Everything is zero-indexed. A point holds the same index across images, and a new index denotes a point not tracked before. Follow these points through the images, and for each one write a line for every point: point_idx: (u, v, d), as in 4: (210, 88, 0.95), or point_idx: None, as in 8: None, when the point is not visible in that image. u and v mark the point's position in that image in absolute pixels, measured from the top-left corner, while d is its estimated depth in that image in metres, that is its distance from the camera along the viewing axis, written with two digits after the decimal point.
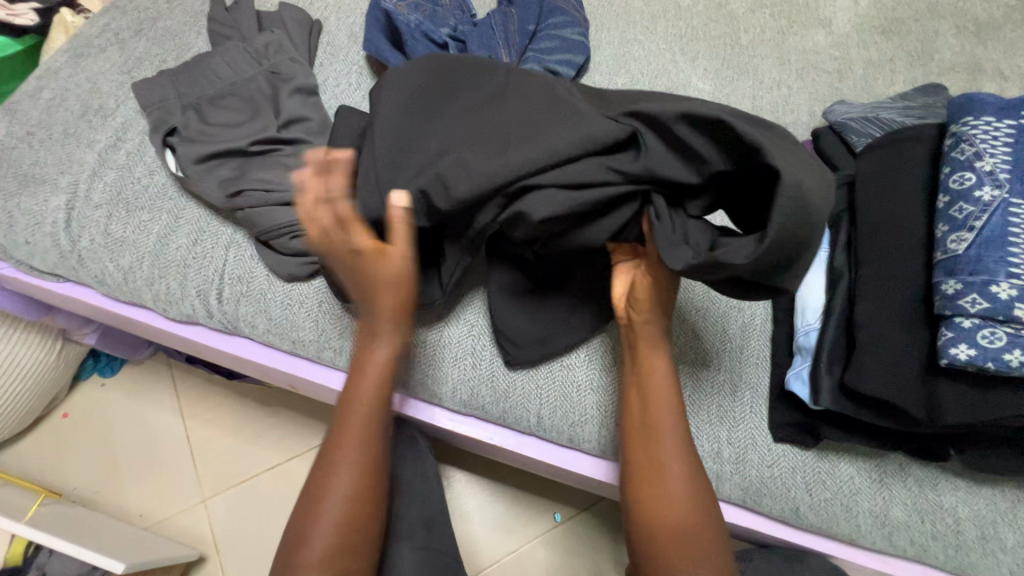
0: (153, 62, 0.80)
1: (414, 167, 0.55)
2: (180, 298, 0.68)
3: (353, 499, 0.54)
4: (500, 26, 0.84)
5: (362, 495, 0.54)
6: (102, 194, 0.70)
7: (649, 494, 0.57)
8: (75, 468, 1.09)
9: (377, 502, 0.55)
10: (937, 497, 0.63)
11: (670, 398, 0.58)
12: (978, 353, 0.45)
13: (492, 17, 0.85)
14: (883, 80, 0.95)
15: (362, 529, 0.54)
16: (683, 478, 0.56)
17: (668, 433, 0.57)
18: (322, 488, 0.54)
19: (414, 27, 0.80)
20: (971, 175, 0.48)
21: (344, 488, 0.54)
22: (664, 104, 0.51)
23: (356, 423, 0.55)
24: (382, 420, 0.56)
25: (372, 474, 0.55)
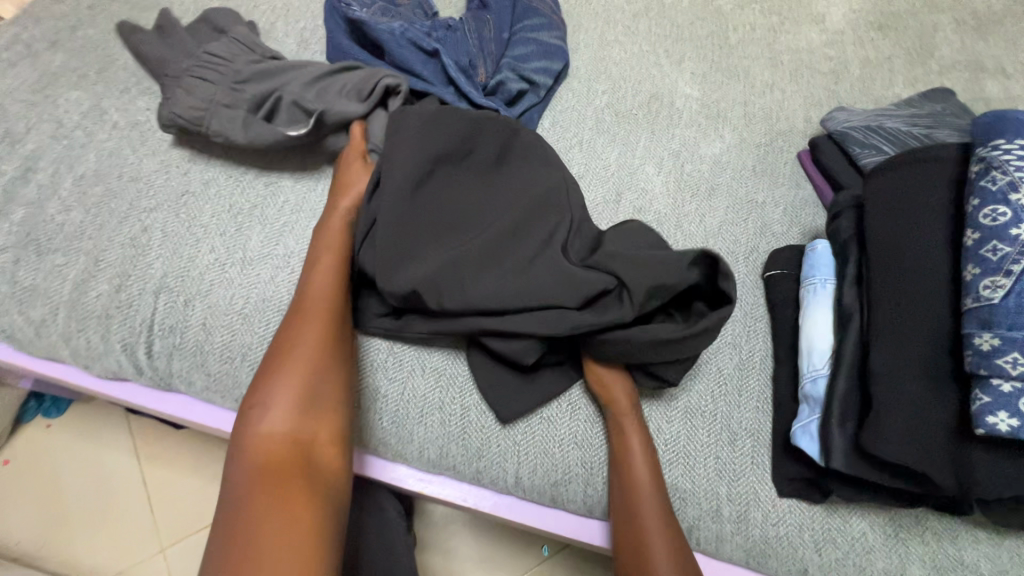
0: (71, 77, 0.70)
1: (415, 266, 0.56)
2: (103, 354, 0.60)
3: (298, 398, 0.51)
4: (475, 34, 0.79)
5: (310, 408, 0.51)
6: (8, 235, 0.61)
7: None
8: (18, 520, 1.00)
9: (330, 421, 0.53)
10: (958, 553, 0.57)
11: (645, 480, 0.54)
12: (1021, 423, 0.39)
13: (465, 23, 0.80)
14: (882, 80, 0.88)
15: (312, 444, 0.50)
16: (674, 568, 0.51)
17: (646, 513, 0.53)
18: (266, 392, 0.51)
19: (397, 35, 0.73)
20: (1006, 209, 0.42)
21: (293, 377, 0.52)
22: (636, 266, 0.53)
23: (303, 328, 0.54)
24: (335, 348, 0.55)
25: (317, 398, 0.52)
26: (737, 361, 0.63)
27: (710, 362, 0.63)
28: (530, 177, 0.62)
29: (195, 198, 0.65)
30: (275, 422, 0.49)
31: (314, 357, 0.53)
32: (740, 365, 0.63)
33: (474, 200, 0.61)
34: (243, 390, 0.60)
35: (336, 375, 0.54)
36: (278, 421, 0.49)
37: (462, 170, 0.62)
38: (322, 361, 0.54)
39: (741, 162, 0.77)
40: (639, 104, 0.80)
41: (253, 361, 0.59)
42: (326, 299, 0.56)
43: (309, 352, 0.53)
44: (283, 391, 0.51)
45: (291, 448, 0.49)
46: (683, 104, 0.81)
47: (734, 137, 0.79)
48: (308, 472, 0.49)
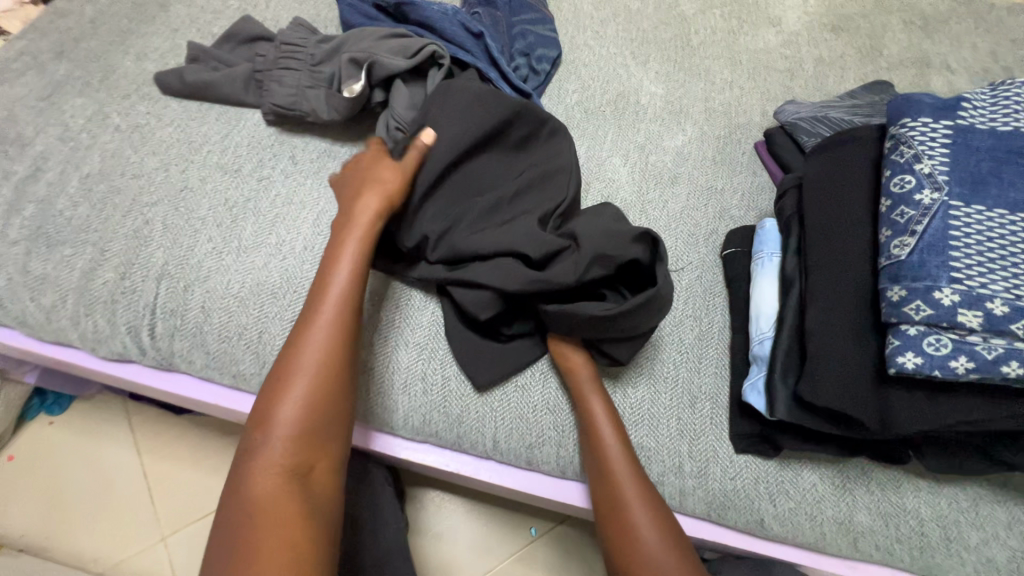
0: (75, 85, 0.76)
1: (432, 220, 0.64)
2: (109, 336, 0.64)
3: (306, 406, 0.52)
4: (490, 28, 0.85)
5: (316, 414, 0.52)
6: (20, 229, 0.66)
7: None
8: (21, 513, 1.03)
9: (333, 424, 0.53)
10: (900, 500, 0.62)
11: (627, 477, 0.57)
12: (924, 361, 0.43)
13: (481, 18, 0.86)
14: (835, 77, 0.95)
15: (314, 454, 0.51)
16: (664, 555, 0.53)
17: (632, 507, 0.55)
18: (277, 394, 0.52)
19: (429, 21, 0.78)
20: (911, 178, 0.47)
21: (306, 383, 0.52)
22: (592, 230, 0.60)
23: (309, 337, 0.54)
24: (347, 351, 0.55)
25: (325, 411, 0.53)
26: (697, 331, 0.68)
27: (672, 332, 0.68)
28: (548, 159, 0.70)
29: (193, 193, 0.70)
30: (277, 450, 0.50)
31: (325, 366, 0.53)
32: (699, 335, 0.68)
33: (491, 175, 0.67)
34: (239, 367, 0.64)
35: (342, 386, 0.54)
36: (289, 422, 0.51)
37: (492, 151, 0.68)
38: (332, 366, 0.54)
39: (702, 153, 0.83)
40: (607, 102, 0.86)
41: (249, 340, 0.64)
42: (340, 303, 0.56)
43: (318, 358, 0.54)
44: (293, 396, 0.52)
45: (292, 462, 0.50)
46: (648, 101, 0.87)
47: (695, 131, 0.85)
48: (307, 487, 0.50)
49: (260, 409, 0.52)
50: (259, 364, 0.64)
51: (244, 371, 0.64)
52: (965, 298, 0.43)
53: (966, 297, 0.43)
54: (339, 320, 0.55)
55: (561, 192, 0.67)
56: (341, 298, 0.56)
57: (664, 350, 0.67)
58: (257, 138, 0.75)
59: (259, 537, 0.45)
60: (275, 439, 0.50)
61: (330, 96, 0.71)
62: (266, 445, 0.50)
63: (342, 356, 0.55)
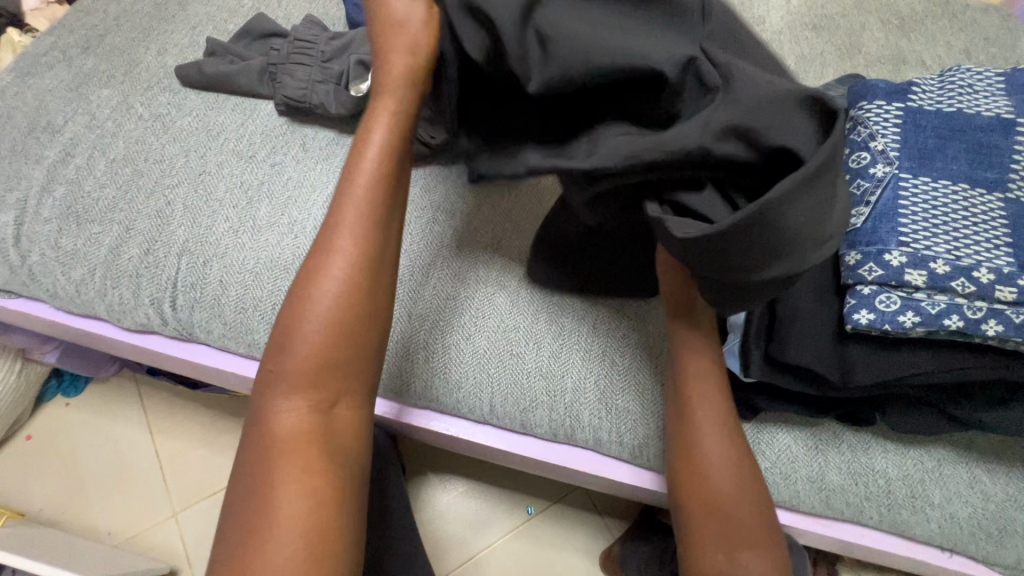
0: (101, 77, 0.81)
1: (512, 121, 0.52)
2: (134, 308, 0.69)
3: (327, 350, 0.52)
4: None
5: (334, 362, 0.52)
6: (52, 209, 0.71)
7: (698, 488, 0.57)
8: (40, 488, 1.08)
9: (356, 370, 0.54)
10: (869, 461, 0.67)
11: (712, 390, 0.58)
12: (876, 317, 0.48)
13: None
14: (814, 73, 1.00)
15: (333, 401, 0.53)
16: (729, 469, 0.56)
17: (705, 416, 0.57)
18: (294, 334, 0.52)
19: None
20: (867, 154, 0.53)
21: (320, 330, 0.52)
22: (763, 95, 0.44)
23: (325, 279, 0.53)
24: (367, 299, 0.54)
25: (345, 359, 0.53)
26: None
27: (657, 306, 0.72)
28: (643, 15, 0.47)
29: (211, 176, 0.75)
30: (295, 401, 0.51)
31: (342, 311, 0.53)
32: None
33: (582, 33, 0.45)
34: (254, 336, 0.69)
35: (364, 334, 0.54)
36: (304, 368, 0.52)
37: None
38: (351, 311, 0.53)
39: None
40: None
41: (263, 311, 0.69)
42: (360, 246, 0.54)
43: (337, 306, 0.52)
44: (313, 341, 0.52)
45: (312, 406, 0.52)
46: None
47: None
48: (327, 431, 0.52)
49: (280, 351, 0.53)
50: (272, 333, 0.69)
51: (258, 340, 0.69)
52: (912, 259, 0.48)
53: (912, 258, 0.48)
54: (360, 259, 0.54)
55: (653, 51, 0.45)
56: (354, 243, 0.54)
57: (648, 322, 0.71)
58: (270, 126, 0.80)
59: (274, 477, 0.48)
60: (294, 380, 0.51)
61: (338, 92, 0.77)
62: (285, 377, 0.52)
63: (361, 304, 0.53)
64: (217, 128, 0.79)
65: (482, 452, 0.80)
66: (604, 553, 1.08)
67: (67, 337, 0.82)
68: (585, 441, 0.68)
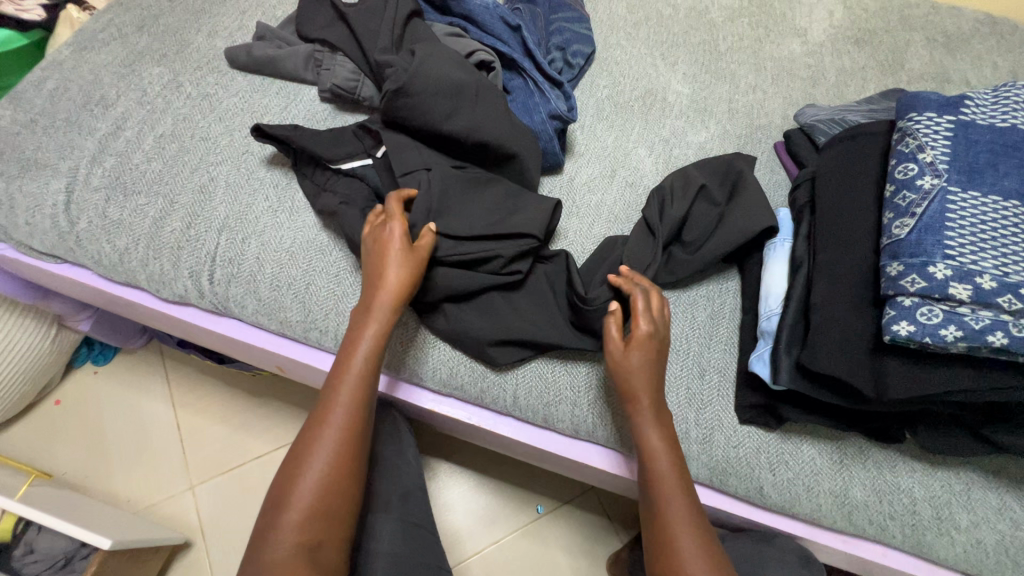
0: (153, 56, 0.84)
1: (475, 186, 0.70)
2: (173, 279, 0.71)
3: (323, 481, 0.54)
4: (530, 24, 0.91)
5: (334, 490, 0.55)
6: (102, 178, 0.73)
7: None
8: (64, 451, 1.11)
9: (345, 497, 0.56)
10: (895, 479, 0.66)
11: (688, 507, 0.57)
12: (917, 329, 0.48)
13: (522, 14, 0.91)
14: (855, 87, 0.99)
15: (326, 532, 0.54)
16: None
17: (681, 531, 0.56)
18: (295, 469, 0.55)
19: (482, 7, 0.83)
20: (914, 166, 0.52)
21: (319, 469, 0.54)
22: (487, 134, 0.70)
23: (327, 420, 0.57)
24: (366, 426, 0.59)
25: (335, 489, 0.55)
26: (710, 310, 0.72)
27: (686, 309, 0.72)
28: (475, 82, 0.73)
29: (253, 156, 0.77)
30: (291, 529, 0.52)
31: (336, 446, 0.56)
32: (712, 312, 0.72)
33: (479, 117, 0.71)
34: (286, 314, 0.70)
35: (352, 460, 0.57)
36: (307, 502, 0.53)
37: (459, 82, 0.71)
38: (353, 444, 0.57)
39: (722, 150, 0.88)
40: (635, 98, 0.92)
41: (297, 290, 0.70)
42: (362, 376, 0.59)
43: (340, 441, 0.56)
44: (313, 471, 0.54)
45: (315, 528, 0.53)
46: (674, 99, 0.93)
47: (718, 129, 0.90)
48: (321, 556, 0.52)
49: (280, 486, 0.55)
50: (304, 312, 0.70)
51: (290, 318, 0.70)
52: (957, 272, 0.48)
53: (957, 272, 0.48)
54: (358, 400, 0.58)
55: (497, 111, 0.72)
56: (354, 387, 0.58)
57: (679, 326, 0.71)
58: (313, 111, 0.82)
59: None
60: (292, 516, 0.53)
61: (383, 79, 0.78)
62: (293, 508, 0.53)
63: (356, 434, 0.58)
64: (261, 110, 0.81)
65: (500, 444, 0.80)
66: (611, 558, 1.07)
67: (103, 304, 0.84)
68: (607, 440, 0.68)
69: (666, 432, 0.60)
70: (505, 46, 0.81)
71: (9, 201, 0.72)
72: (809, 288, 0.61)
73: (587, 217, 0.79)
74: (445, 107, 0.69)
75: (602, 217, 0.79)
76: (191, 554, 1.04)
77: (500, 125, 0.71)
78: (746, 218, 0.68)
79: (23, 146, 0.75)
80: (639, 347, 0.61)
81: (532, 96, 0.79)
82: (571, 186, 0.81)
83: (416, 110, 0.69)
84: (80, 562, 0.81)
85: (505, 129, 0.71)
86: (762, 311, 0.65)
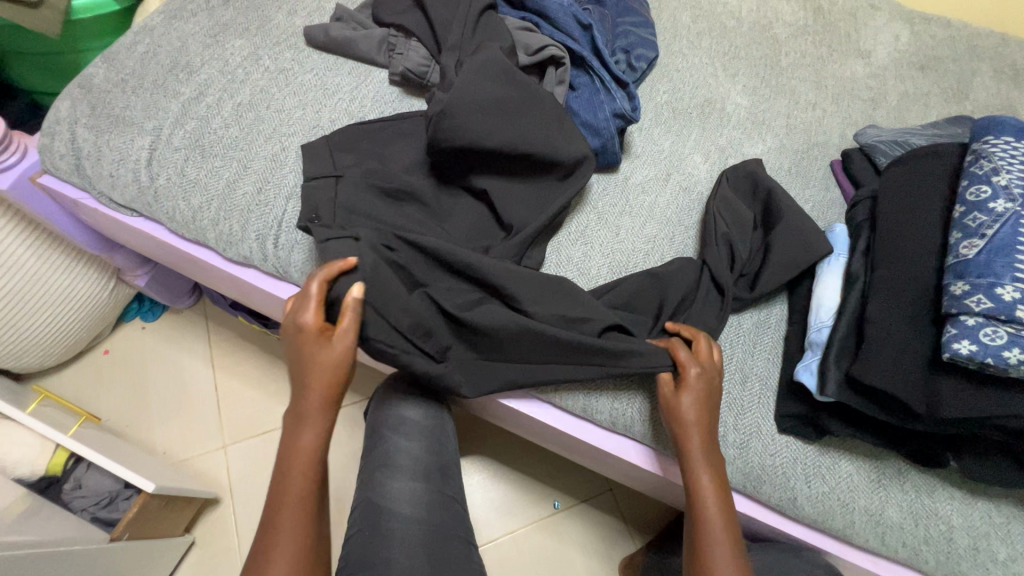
0: (237, 29, 0.88)
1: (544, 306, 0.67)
2: (239, 240, 0.74)
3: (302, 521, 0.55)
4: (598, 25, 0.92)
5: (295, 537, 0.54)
6: (182, 139, 0.77)
7: None
8: (109, 399, 1.15)
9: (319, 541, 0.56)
10: (933, 504, 0.65)
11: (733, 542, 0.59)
12: (979, 348, 0.48)
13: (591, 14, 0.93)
14: (916, 112, 0.98)
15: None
16: None
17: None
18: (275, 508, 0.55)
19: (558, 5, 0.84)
20: (987, 188, 0.52)
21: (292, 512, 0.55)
22: (534, 145, 0.70)
23: (290, 464, 0.58)
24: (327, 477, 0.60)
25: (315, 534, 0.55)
26: (756, 318, 0.72)
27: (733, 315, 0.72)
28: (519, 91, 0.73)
29: (323, 131, 0.80)
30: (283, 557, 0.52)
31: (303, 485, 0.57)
32: (758, 320, 0.72)
33: (521, 131, 0.71)
34: None
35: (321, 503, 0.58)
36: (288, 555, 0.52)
37: (502, 93, 0.71)
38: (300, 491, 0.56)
39: (777, 163, 0.88)
40: (694, 106, 0.93)
41: None
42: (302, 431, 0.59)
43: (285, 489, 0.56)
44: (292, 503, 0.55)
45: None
46: (732, 110, 0.93)
47: (775, 142, 0.90)
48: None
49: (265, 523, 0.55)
50: None
51: None
52: None
53: None
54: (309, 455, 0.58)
55: (543, 117, 0.72)
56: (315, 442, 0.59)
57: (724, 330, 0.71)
58: (382, 93, 0.85)
59: None
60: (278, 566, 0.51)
61: None
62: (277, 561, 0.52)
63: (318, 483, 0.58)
64: (332, 87, 0.84)
65: (529, 429, 0.82)
66: (624, 560, 1.08)
67: (166, 259, 0.88)
68: (644, 434, 0.69)
69: (716, 479, 0.61)
70: (575, 43, 0.82)
71: (97, 153, 0.77)
72: (862, 303, 0.61)
73: (640, 216, 0.80)
74: (490, 123, 0.70)
75: (655, 218, 0.80)
76: (219, 510, 1.08)
77: (545, 133, 0.71)
78: (800, 235, 0.69)
79: (113, 103, 0.79)
80: (689, 392, 0.61)
81: (598, 94, 0.80)
82: (625, 186, 0.82)
83: (461, 126, 0.69)
84: (123, 503, 0.86)
85: (548, 141, 0.71)
86: (811, 321, 0.65)
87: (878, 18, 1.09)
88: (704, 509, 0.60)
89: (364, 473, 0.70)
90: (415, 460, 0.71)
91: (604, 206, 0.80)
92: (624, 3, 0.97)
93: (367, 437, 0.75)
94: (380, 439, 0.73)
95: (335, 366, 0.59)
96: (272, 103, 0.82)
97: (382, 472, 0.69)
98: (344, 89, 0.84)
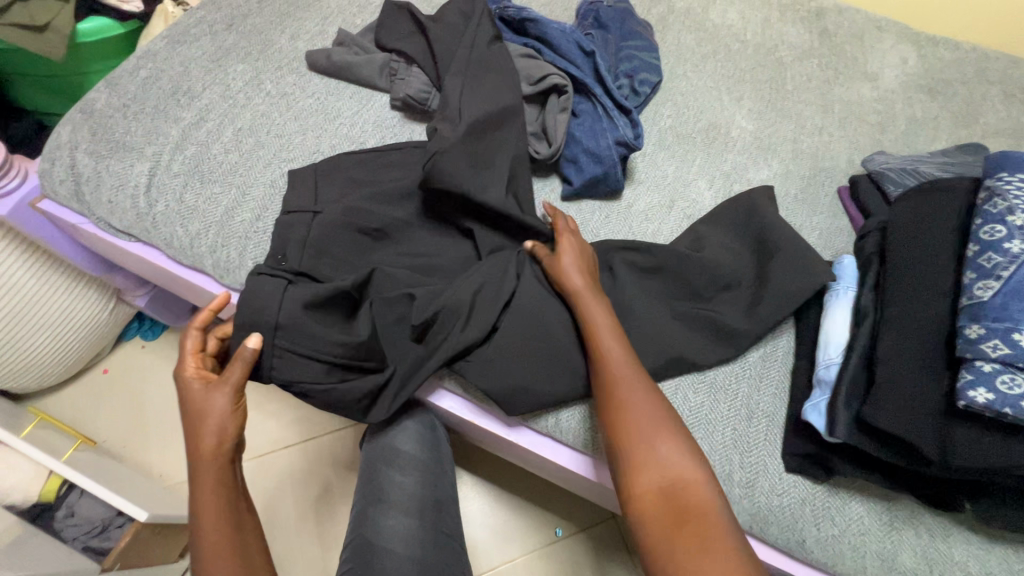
0: (240, 53, 0.88)
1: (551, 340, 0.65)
2: (236, 267, 0.73)
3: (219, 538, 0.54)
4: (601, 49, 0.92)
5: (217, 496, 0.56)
6: (181, 165, 0.77)
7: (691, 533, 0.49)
8: (106, 419, 1.14)
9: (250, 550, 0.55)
10: (948, 550, 0.63)
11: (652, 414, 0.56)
12: (996, 397, 0.46)
13: (594, 39, 0.92)
14: (925, 137, 0.96)
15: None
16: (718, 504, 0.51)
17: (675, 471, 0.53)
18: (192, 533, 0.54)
19: (562, 32, 0.84)
20: (1002, 228, 0.51)
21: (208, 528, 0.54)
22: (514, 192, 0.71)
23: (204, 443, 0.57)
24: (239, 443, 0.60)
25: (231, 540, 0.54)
26: (763, 351, 0.70)
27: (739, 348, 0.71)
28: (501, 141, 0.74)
29: (323, 157, 0.80)
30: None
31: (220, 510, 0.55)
32: (764, 353, 0.70)
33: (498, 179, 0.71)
34: None
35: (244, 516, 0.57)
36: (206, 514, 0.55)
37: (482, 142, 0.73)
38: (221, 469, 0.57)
39: (783, 189, 0.87)
40: (698, 130, 0.92)
41: None
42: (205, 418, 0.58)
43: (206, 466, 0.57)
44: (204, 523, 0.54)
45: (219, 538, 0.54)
46: (737, 134, 0.92)
47: (780, 167, 0.89)
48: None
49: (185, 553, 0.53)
50: None
51: None
52: None
53: None
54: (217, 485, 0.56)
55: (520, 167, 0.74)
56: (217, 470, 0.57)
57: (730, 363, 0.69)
58: (383, 118, 0.84)
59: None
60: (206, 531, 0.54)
61: None
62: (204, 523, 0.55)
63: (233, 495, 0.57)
64: (333, 112, 0.84)
65: (530, 461, 0.79)
66: None
67: (165, 282, 0.87)
68: None
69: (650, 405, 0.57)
70: (578, 70, 0.82)
71: (96, 179, 0.77)
72: (867, 344, 0.59)
73: None
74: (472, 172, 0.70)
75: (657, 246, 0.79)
76: None
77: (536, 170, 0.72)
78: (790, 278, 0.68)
79: (113, 128, 0.79)
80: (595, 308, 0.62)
81: (600, 121, 0.80)
82: (628, 213, 0.81)
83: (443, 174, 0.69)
84: (115, 531, 0.84)
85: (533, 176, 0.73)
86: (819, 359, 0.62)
87: (885, 40, 1.07)
88: (636, 444, 0.55)
89: (358, 508, 0.68)
90: (411, 495, 0.70)
91: (606, 234, 0.79)
92: (628, 26, 0.97)
93: (362, 470, 0.73)
94: (376, 472, 0.72)
95: (216, 430, 0.57)
96: (272, 128, 0.81)
97: (378, 509, 0.67)
98: (344, 113, 0.84)
